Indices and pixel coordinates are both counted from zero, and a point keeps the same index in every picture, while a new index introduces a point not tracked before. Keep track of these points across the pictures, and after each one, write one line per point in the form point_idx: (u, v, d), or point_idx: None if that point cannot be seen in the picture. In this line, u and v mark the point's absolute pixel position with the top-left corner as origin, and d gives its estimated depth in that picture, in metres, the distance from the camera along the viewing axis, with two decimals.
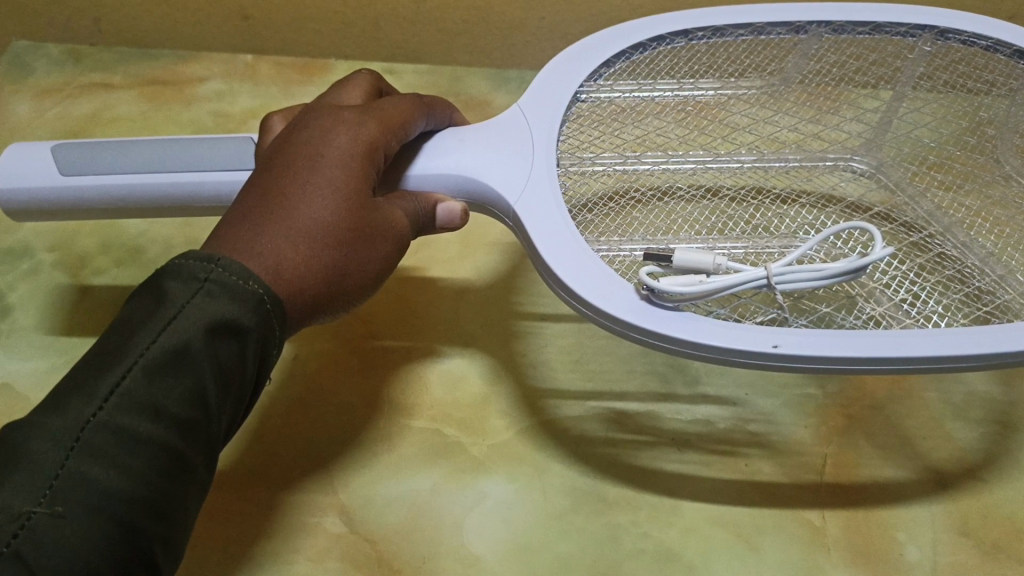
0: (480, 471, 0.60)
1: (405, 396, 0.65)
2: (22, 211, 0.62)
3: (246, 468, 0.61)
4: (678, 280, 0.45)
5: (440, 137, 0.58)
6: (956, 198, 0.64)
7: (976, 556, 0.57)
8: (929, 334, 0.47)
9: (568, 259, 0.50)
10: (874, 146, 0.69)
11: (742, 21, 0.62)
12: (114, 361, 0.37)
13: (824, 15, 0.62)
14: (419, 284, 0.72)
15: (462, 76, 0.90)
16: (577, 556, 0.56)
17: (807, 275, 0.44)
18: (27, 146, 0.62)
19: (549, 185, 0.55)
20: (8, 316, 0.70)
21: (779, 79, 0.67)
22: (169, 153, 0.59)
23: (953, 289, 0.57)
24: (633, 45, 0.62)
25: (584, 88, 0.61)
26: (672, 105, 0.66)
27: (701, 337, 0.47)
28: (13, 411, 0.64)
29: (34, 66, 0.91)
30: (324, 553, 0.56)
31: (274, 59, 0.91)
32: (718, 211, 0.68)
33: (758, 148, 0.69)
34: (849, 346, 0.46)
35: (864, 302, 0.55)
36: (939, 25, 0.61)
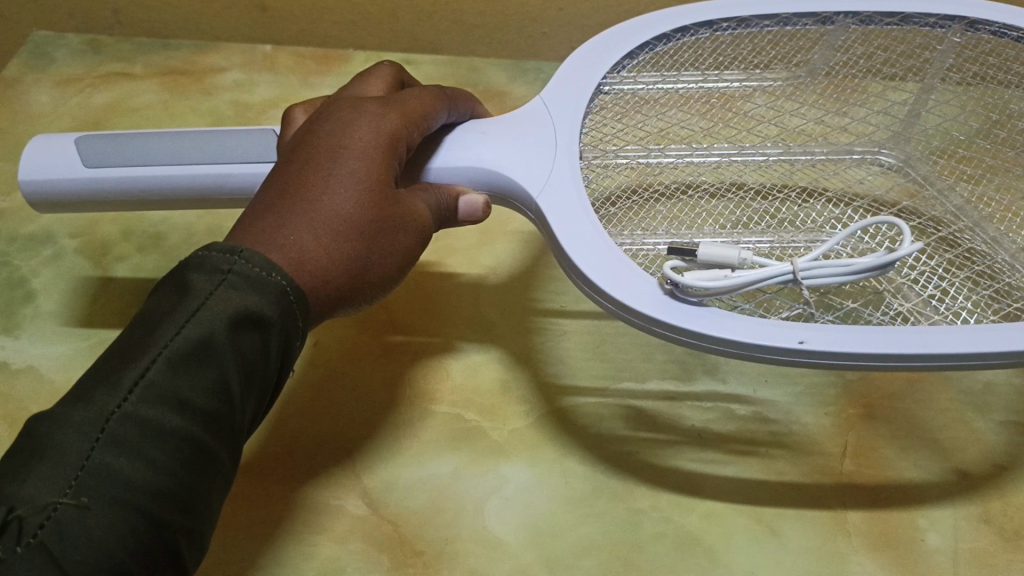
0: (503, 456, 0.61)
1: (427, 387, 0.65)
2: (48, 203, 0.63)
3: (264, 458, 0.61)
4: (702, 274, 0.45)
5: (462, 129, 0.59)
6: (986, 192, 0.65)
7: (996, 542, 0.57)
8: (954, 331, 0.47)
9: (594, 251, 0.51)
10: (902, 138, 0.70)
11: (767, 13, 0.63)
12: (138, 353, 0.37)
13: (851, 6, 0.62)
14: (439, 276, 0.72)
15: (480, 67, 0.91)
16: (599, 540, 0.57)
17: (836, 270, 0.44)
18: (53, 138, 0.62)
19: (570, 178, 0.55)
20: (31, 301, 0.71)
21: (805, 71, 0.68)
22: (194, 144, 0.60)
23: (982, 285, 0.57)
24: (657, 37, 0.63)
25: (608, 80, 0.62)
26: (697, 96, 0.68)
27: (724, 333, 0.47)
28: (37, 395, 0.64)
29: (54, 56, 0.91)
30: (348, 534, 0.57)
31: (292, 50, 0.92)
32: (743, 205, 0.67)
33: (785, 140, 0.70)
34: (875, 343, 0.46)
35: (891, 297, 0.55)
36: (969, 16, 0.61)
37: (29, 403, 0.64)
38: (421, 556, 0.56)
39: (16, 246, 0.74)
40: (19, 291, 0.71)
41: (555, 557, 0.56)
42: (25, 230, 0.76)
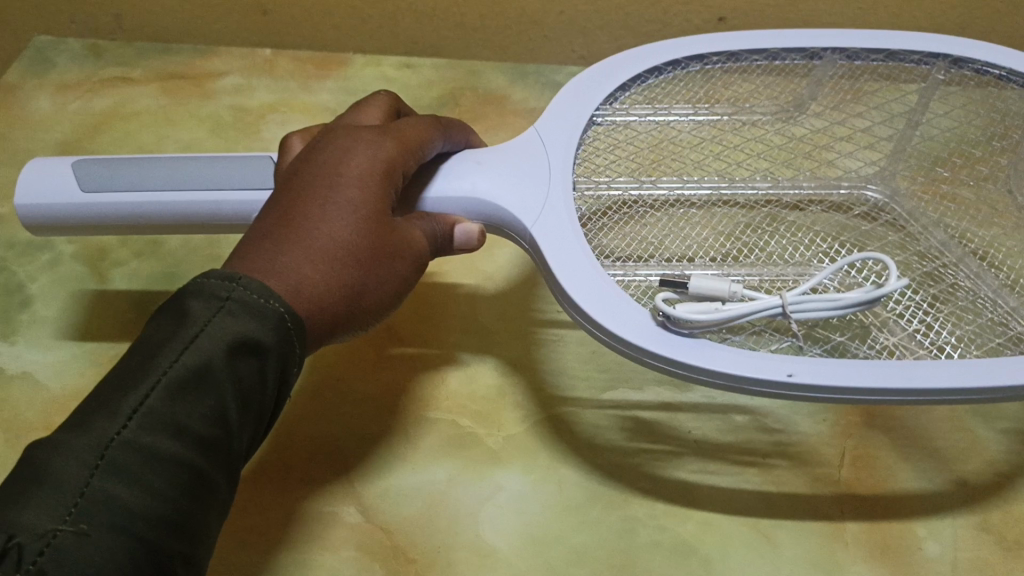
0: (497, 463, 0.60)
1: (422, 395, 0.64)
2: (44, 226, 0.62)
3: (256, 466, 0.60)
4: (695, 307, 0.45)
5: (458, 158, 0.59)
6: (968, 228, 0.64)
7: (995, 551, 0.57)
8: (939, 365, 0.47)
9: (585, 282, 0.50)
10: (887, 174, 0.70)
11: (757, 47, 0.64)
12: (136, 380, 0.37)
13: (839, 42, 0.64)
14: (438, 283, 0.72)
15: (480, 70, 0.90)
16: (592, 548, 0.56)
17: (825, 304, 0.44)
18: (50, 162, 0.62)
19: (564, 208, 0.55)
20: (29, 308, 0.70)
21: (793, 105, 0.69)
22: (193, 171, 0.60)
23: (966, 320, 0.56)
24: (651, 69, 0.63)
25: (601, 111, 0.62)
26: (689, 129, 0.69)
27: (720, 365, 0.47)
28: (34, 401, 0.64)
29: (55, 61, 0.91)
30: (340, 542, 0.57)
31: (293, 54, 0.92)
32: (732, 237, 0.67)
33: (773, 173, 0.70)
34: (861, 377, 0.46)
35: (878, 332, 0.54)
36: (952, 54, 0.63)
37: (25, 410, 0.63)
38: (414, 565, 0.55)
39: (14, 252, 0.74)
40: (17, 297, 0.71)
41: (549, 567, 0.55)
42: (23, 235, 0.75)
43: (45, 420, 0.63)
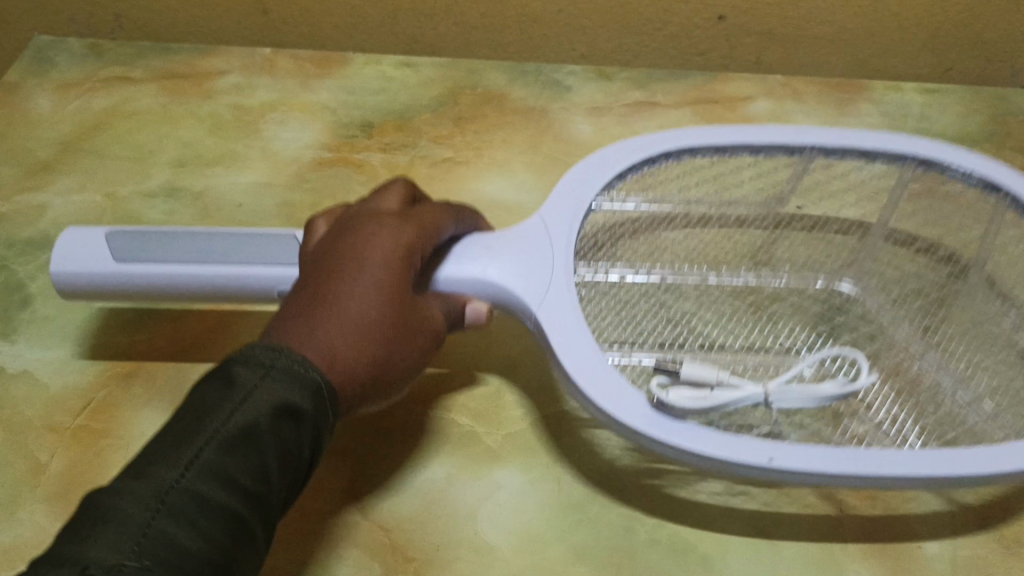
0: (496, 461, 0.60)
1: (421, 392, 0.64)
2: (74, 295, 0.62)
3: None
4: (685, 393, 0.50)
5: (467, 241, 0.59)
6: (930, 326, 0.67)
7: (995, 549, 0.57)
8: (904, 453, 0.50)
9: (585, 370, 0.52)
10: (860, 270, 0.71)
11: (742, 141, 0.65)
12: (192, 434, 0.39)
13: (821, 139, 0.65)
14: None
15: (479, 69, 0.90)
16: (590, 547, 0.56)
17: (801, 396, 0.50)
18: (84, 232, 0.62)
19: (566, 292, 0.56)
20: (29, 307, 0.70)
21: (775, 200, 0.72)
22: (224, 245, 0.60)
23: (927, 412, 0.61)
24: (645, 159, 0.64)
25: (598, 199, 0.63)
26: (675, 218, 0.71)
27: (709, 449, 0.50)
28: (33, 399, 0.63)
29: (55, 60, 0.91)
30: (338, 540, 0.56)
31: (292, 52, 0.91)
32: (708, 329, 0.67)
33: (749, 266, 0.71)
34: (837, 463, 0.49)
35: (848, 420, 0.60)
36: (923, 154, 0.64)
37: (24, 408, 0.63)
38: (412, 563, 0.55)
39: (14, 252, 0.74)
40: (17, 296, 0.71)
41: (547, 565, 0.55)
42: (23, 234, 0.75)
43: (45, 419, 0.62)
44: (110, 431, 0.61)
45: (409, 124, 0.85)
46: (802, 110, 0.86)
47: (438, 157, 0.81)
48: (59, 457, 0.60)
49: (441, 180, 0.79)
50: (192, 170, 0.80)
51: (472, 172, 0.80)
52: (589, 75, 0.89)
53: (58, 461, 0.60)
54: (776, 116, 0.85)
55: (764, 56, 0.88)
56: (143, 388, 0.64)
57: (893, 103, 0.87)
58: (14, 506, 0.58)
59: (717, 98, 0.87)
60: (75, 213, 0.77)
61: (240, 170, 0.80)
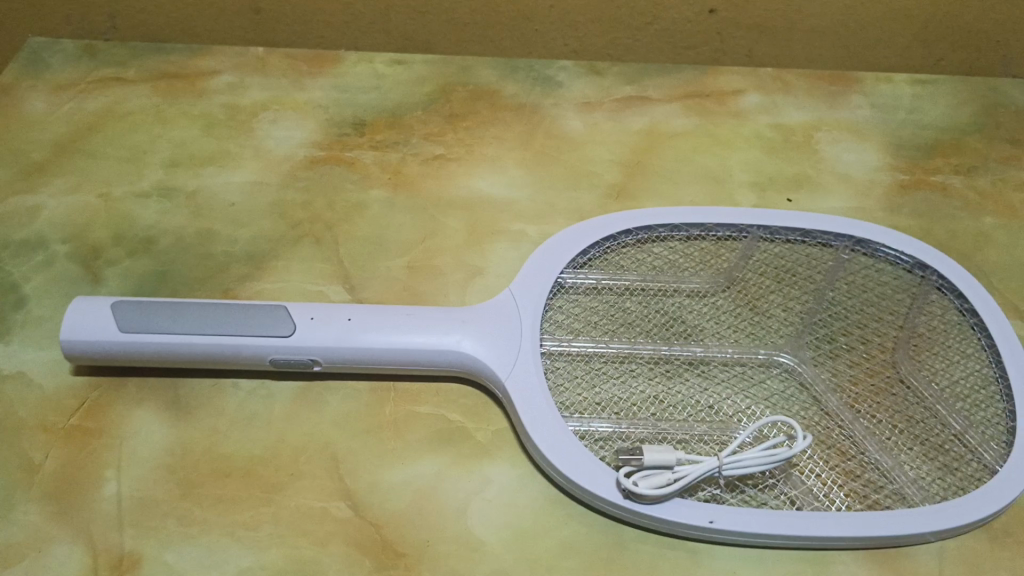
0: (486, 457, 0.61)
1: (409, 390, 0.64)
2: (77, 360, 0.62)
3: (246, 460, 0.60)
4: (653, 482, 0.53)
5: (447, 312, 0.64)
6: (891, 427, 0.60)
7: (983, 541, 0.57)
8: (835, 515, 0.54)
9: (551, 439, 0.57)
10: (800, 343, 0.65)
11: (696, 221, 0.69)
12: None
13: (763, 219, 0.69)
14: (428, 276, 0.72)
15: (471, 66, 0.90)
16: (579, 541, 0.57)
17: (760, 460, 0.53)
18: (90, 301, 0.62)
19: (535, 365, 0.61)
20: (23, 307, 0.70)
21: (723, 277, 0.69)
22: (226, 317, 0.61)
23: (851, 477, 0.58)
24: (608, 237, 0.68)
25: (566, 274, 0.67)
26: (631, 292, 0.68)
27: (658, 513, 0.55)
28: (28, 401, 0.63)
29: (49, 62, 0.91)
30: (329, 537, 0.57)
31: (285, 52, 0.92)
32: (638, 403, 0.61)
33: (689, 335, 0.66)
34: (772, 523, 0.54)
35: (780, 481, 0.57)
36: (858, 235, 0.69)
37: (19, 410, 0.63)
38: (403, 559, 0.56)
39: (7, 252, 0.74)
40: (11, 297, 0.70)
41: (537, 560, 0.56)
42: (17, 236, 0.75)
43: (40, 419, 0.62)
44: (103, 430, 0.62)
45: (401, 121, 0.85)
46: (792, 104, 0.86)
47: (430, 155, 0.82)
48: (54, 457, 0.61)
49: (432, 178, 0.80)
50: (186, 170, 0.81)
51: (463, 169, 0.80)
52: (580, 71, 0.90)
53: (52, 461, 0.60)
54: (767, 109, 0.85)
55: (755, 49, 0.90)
56: (136, 387, 0.64)
57: (883, 95, 0.87)
58: (9, 506, 0.58)
59: (708, 92, 0.87)
60: (68, 213, 0.77)
61: (233, 169, 0.81)
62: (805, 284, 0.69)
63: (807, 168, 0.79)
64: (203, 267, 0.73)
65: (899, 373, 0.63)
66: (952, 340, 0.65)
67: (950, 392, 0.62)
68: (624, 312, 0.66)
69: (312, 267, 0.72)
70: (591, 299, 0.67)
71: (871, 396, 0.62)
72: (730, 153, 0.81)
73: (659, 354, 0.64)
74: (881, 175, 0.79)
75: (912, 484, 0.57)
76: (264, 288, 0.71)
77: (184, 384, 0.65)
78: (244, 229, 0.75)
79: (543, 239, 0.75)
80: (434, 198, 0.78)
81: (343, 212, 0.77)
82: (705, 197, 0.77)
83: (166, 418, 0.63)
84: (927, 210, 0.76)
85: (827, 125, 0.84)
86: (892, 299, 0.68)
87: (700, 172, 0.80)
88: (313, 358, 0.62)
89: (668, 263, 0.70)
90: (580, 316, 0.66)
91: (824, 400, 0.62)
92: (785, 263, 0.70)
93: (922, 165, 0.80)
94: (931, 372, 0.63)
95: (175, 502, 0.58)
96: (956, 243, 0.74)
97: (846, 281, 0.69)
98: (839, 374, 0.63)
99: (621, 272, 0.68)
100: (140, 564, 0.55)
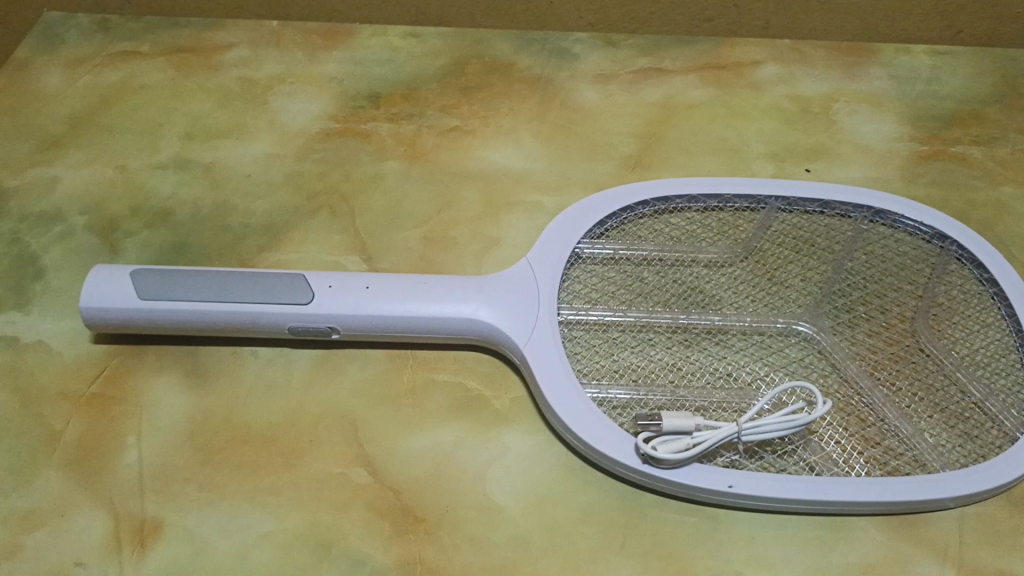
0: (503, 424, 0.61)
1: (427, 358, 0.65)
2: (99, 329, 0.63)
3: (266, 428, 0.60)
4: (671, 447, 0.52)
5: (464, 281, 0.64)
6: (911, 395, 0.60)
7: (1003, 507, 0.57)
8: (854, 480, 0.54)
9: (570, 405, 0.57)
10: (818, 312, 0.65)
11: (713, 192, 0.69)
12: None
13: (782, 190, 0.69)
14: (445, 247, 0.72)
15: (486, 38, 0.90)
16: (598, 506, 0.57)
17: (779, 425, 0.53)
18: (110, 269, 0.62)
19: (554, 333, 0.61)
20: (42, 279, 0.70)
21: (741, 247, 0.69)
22: (244, 285, 0.62)
23: (871, 445, 0.58)
24: (625, 207, 0.68)
25: (583, 245, 0.67)
26: (648, 262, 0.68)
27: (678, 478, 0.55)
28: (49, 370, 0.64)
29: (64, 37, 0.91)
30: (349, 502, 0.57)
31: (299, 26, 0.92)
32: (656, 371, 0.61)
33: (707, 304, 0.65)
34: (791, 488, 0.54)
35: (800, 448, 0.57)
36: (877, 206, 0.69)
37: (40, 378, 0.63)
38: (422, 523, 0.56)
39: (25, 225, 0.74)
40: (30, 268, 0.71)
41: (556, 525, 0.56)
42: (36, 208, 0.75)
43: (60, 387, 0.63)
44: (123, 398, 0.62)
45: (416, 94, 0.85)
46: (810, 75, 0.85)
47: (446, 127, 0.81)
48: (75, 425, 0.61)
49: (448, 149, 0.79)
50: (202, 143, 0.81)
51: (478, 141, 0.80)
52: (595, 43, 0.89)
53: (73, 428, 0.61)
54: (784, 80, 0.85)
55: (772, 22, 0.90)
56: (156, 356, 0.65)
57: (901, 66, 0.86)
58: (32, 472, 0.59)
59: (725, 64, 0.86)
60: (86, 186, 0.77)
61: (249, 142, 0.81)
62: (823, 254, 0.68)
63: (825, 139, 0.79)
64: (220, 238, 0.73)
65: (918, 342, 0.63)
66: (972, 309, 0.65)
67: (969, 360, 0.62)
68: (642, 282, 0.66)
69: (329, 238, 0.73)
70: (609, 269, 0.67)
71: (890, 363, 0.62)
72: (747, 124, 0.81)
73: (677, 323, 0.64)
74: (899, 146, 0.79)
75: (932, 450, 0.57)
76: (281, 259, 0.71)
77: (203, 352, 0.65)
78: (261, 201, 0.75)
79: (559, 210, 0.75)
80: (450, 169, 0.78)
81: (360, 183, 0.77)
82: (722, 169, 0.77)
83: (185, 386, 0.63)
84: (946, 180, 0.76)
85: (844, 96, 0.83)
86: (911, 269, 0.68)
87: (716, 143, 0.79)
88: (332, 325, 0.62)
89: (685, 234, 0.69)
90: (597, 286, 0.65)
91: (842, 368, 0.62)
92: (802, 234, 0.70)
93: (941, 136, 0.79)
94: (950, 341, 0.63)
95: (196, 469, 0.59)
96: (975, 213, 0.73)
97: (865, 251, 0.69)
98: (858, 342, 0.63)
99: (639, 243, 0.68)
100: (162, 529, 0.56)
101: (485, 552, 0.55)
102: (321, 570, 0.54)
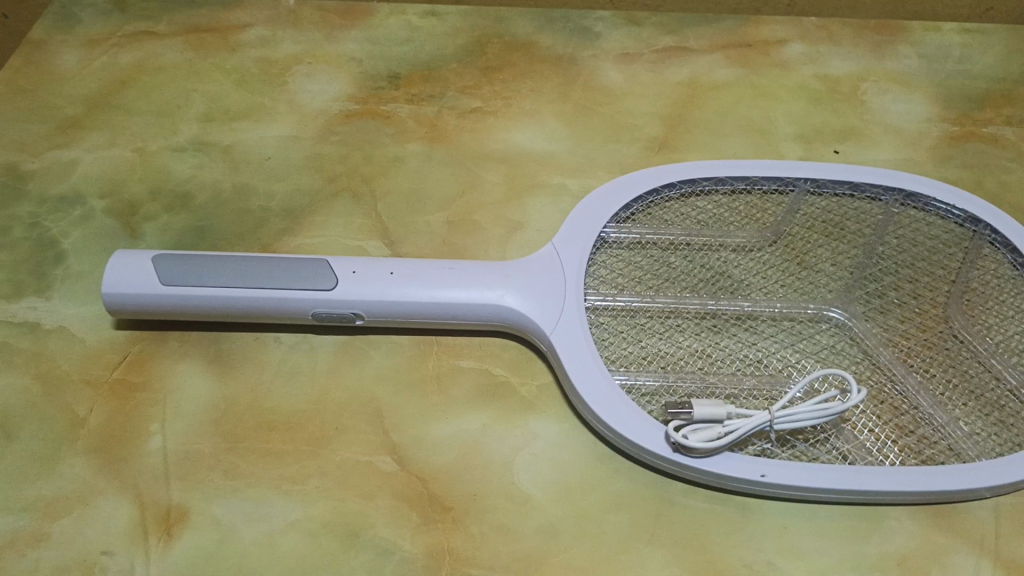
0: (530, 412, 0.60)
1: (453, 344, 0.64)
2: (123, 314, 0.62)
3: (292, 415, 0.60)
4: (702, 435, 0.51)
5: (488, 266, 0.63)
6: (946, 383, 0.59)
7: None
8: (889, 470, 0.53)
9: (598, 392, 0.56)
10: (850, 298, 0.64)
11: (741, 174, 0.67)
12: None
13: (811, 173, 0.67)
14: (468, 231, 0.71)
15: (507, 16, 0.88)
16: (627, 496, 0.56)
17: (813, 413, 0.51)
18: (132, 255, 0.62)
19: (581, 319, 0.60)
20: (63, 263, 0.69)
21: (770, 232, 0.68)
22: (267, 270, 0.61)
23: (905, 434, 0.57)
24: (651, 190, 0.67)
25: (609, 229, 0.66)
26: (674, 246, 0.67)
27: (709, 468, 0.54)
28: (71, 356, 0.63)
29: (80, 16, 0.89)
30: (377, 491, 0.56)
31: (316, 5, 0.90)
32: (685, 359, 0.60)
33: (735, 290, 0.64)
34: (824, 479, 0.53)
35: (834, 436, 0.56)
36: (908, 189, 0.67)
37: (62, 364, 0.63)
38: (449, 513, 0.55)
39: (45, 209, 0.73)
40: (50, 253, 0.70)
41: (584, 514, 0.55)
42: (54, 191, 0.74)
43: (83, 373, 0.62)
44: (147, 384, 0.62)
45: (436, 74, 0.83)
46: (838, 54, 0.84)
47: (467, 108, 0.80)
48: (98, 412, 0.60)
49: (470, 131, 0.78)
50: (221, 125, 0.80)
51: (501, 122, 0.79)
52: (619, 21, 0.87)
53: (97, 415, 0.60)
54: (812, 59, 0.83)
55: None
56: (178, 342, 0.64)
57: (932, 44, 0.85)
58: (56, 459, 0.58)
59: (751, 43, 0.85)
60: (104, 169, 0.76)
61: (268, 124, 0.80)
62: (853, 239, 0.67)
63: (854, 120, 0.78)
64: (241, 222, 0.72)
65: (951, 328, 0.62)
66: (1007, 294, 0.64)
67: (1004, 347, 0.61)
68: (669, 268, 0.65)
69: (350, 221, 0.72)
70: (635, 254, 0.66)
71: (923, 350, 0.61)
72: (774, 105, 0.79)
73: (706, 309, 0.63)
74: (930, 126, 0.77)
75: (967, 439, 0.56)
76: (303, 243, 0.70)
77: (226, 338, 0.64)
78: (281, 184, 0.75)
79: (584, 193, 0.74)
80: (472, 151, 0.77)
81: (380, 166, 0.76)
82: (749, 150, 0.76)
83: (208, 373, 0.62)
84: (978, 161, 0.74)
85: (872, 76, 0.82)
86: (944, 253, 0.66)
87: (743, 124, 0.78)
88: (356, 312, 0.62)
89: (712, 217, 0.68)
90: (624, 271, 0.64)
91: (875, 355, 0.61)
92: (832, 219, 0.68)
93: (972, 116, 0.78)
94: (985, 327, 0.62)
95: (221, 456, 0.58)
96: (1009, 196, 0.72)
97: (896, 235, 0.68)
98: (890, 328, 0.62)
99: (665, 227, 0.67)
100: (188, 517, 0.56)
101: (514, 542, 0.54)
102: (348, 560, 0.54)
